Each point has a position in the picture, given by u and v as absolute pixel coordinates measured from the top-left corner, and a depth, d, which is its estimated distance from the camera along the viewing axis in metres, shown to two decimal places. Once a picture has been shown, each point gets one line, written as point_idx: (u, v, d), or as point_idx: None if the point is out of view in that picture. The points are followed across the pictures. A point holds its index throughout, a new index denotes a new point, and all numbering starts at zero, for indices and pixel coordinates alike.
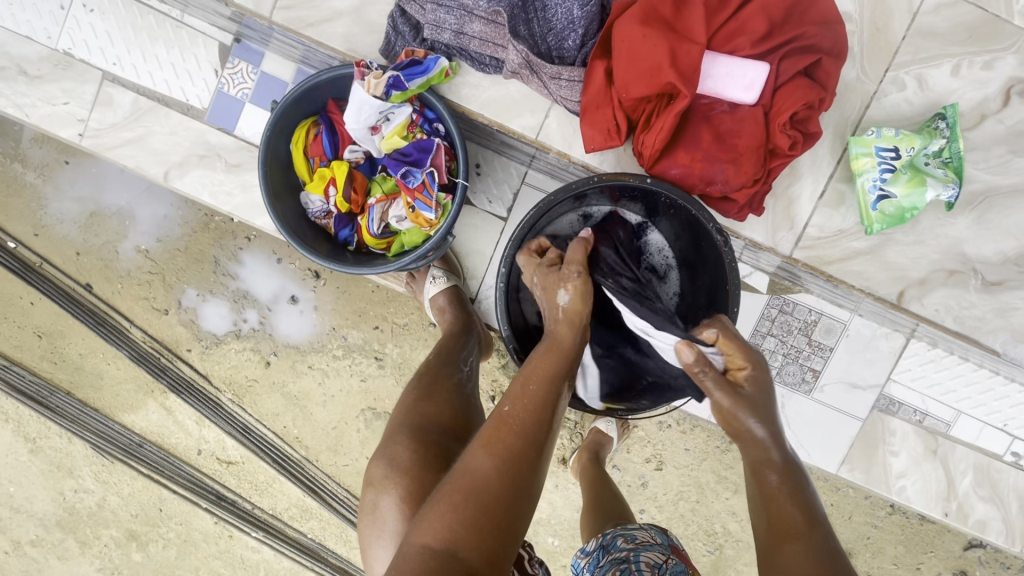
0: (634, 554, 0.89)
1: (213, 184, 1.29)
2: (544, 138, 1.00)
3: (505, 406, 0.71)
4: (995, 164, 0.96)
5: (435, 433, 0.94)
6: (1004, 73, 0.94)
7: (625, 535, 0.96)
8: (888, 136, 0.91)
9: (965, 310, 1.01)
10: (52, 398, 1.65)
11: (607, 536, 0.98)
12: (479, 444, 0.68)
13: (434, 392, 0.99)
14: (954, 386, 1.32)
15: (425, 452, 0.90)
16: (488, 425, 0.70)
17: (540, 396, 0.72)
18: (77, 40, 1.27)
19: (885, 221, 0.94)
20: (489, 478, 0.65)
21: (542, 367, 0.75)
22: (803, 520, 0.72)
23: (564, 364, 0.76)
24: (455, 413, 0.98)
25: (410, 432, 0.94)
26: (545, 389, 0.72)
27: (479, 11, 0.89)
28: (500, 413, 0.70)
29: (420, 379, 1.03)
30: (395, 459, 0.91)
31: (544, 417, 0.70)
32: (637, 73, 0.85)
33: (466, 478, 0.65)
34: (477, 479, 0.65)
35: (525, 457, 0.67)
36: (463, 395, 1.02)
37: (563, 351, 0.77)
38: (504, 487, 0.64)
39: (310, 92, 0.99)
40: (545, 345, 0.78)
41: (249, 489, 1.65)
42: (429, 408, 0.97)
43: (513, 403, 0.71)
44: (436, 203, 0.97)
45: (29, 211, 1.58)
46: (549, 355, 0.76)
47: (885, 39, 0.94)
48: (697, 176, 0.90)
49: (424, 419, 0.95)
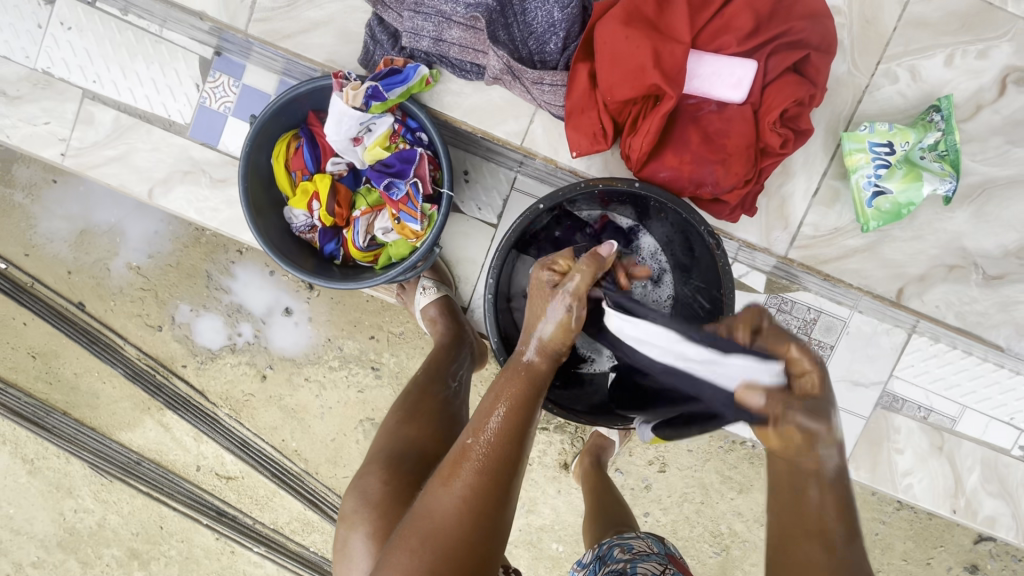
0: (631, 564, 0.87)
1: (199, 199, 1.27)
2: (530, 144, 0.98)
3: (467, 440, 0.68)
4: (993, 155, 0.94)
5: (412, 462, 0.91)
6: (998, 61, 0.92)
7: (622, 546, 0.94)
8: (882, 131, 0.89)
9: (967, 305, 0.99)
10: (49, 419, 1.63)
11: (604, 547, 0.97)
12: (438, 484, 0.67)
13: (417, 415, 0.98)
14: (958, 380, 1.29)
15: (399, 481, 0.88)
16: (451, 460, 0.68)
17: (502, 429, 0.68)
18: (56, 58, 1.25)
19: (881, 218, 0.91)
20: (447, 518, 0.63)
21: (506, 395, 0.71)
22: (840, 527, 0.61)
23: (532, 392, 0.73)
24: (434, 439, 0.96)
25: (386, 462, 0.91)
26: (507, 420, 0.69)
27: (457, 17, 0.88)
28: (462, 448, 0.68)
29: (405, 399, 1.01)
30: (367, 492, 0.88)
31: (505, 452, 0.67)
32: (621, 75, 0.83)
33: (424, 518, 0.64)
34: (436, 519, 0.64)
35: (485, 494, 0.65)
36: (447, 415, 1.00)
37: (531, 380, 0.73)
38: (461, 527, 0.63)
39: (289, 104, 0.97)
40: (512, 370, 0.74)
41: (249, 503, 1.63)
42: (410, 432, 0.96)
43: (474, 437, 0.68)
44: (422, 213, 0.95)
45: (18, 231, 1.56)
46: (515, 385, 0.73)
47: (876, 31, 0.92)
48: (687, 179, 0.88)
49: (405, 446, 0.93)
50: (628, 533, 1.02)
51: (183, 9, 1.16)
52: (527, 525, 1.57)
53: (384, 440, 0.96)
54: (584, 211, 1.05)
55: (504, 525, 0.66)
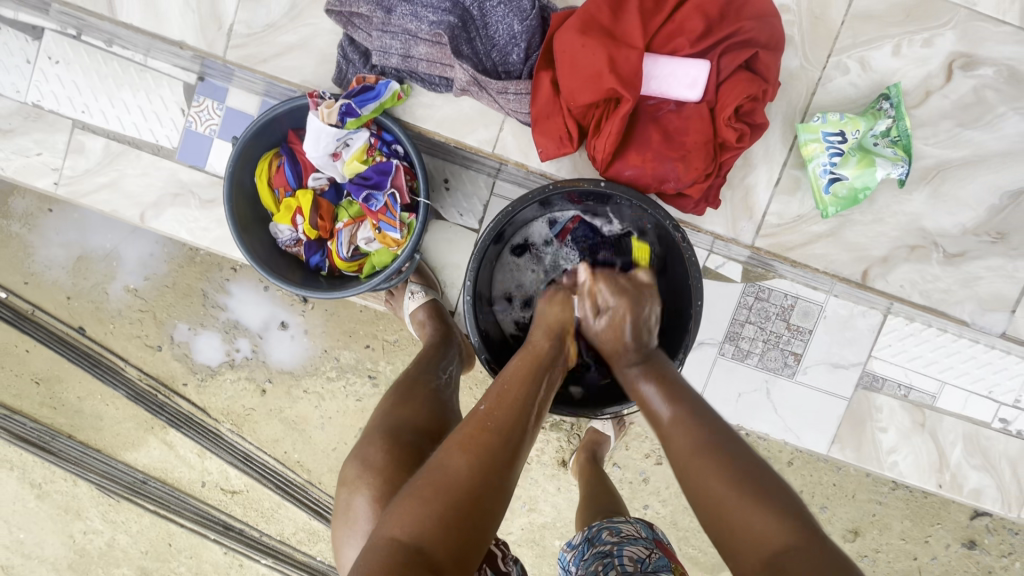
0: (617, 546, 0.90)
1: (190, 220, 1.31)
2: (501, 151, 1.02)
3: (481, 409, 0.76)
4: (945, 138, 0.98)
5: (410, 434, 0.95)
6: (943, 49, 0.96)
7: (610, 529, 0.97)
8: (834, 120, 0.93)
9: (930, 283, 1.02)
10: (55, 443, 1.67)
11: (592, 529, 1.00)
12: (449, 449, 0.71)
13: (411, 398, 1.01)
14: (936, 357, 1.33)
15: (401, 450, 0.92)
16: (463, 427, 0.74)
17: (514, 400, 0.78)
18: (46, 91, 1.30)
19: (839, 204, 0.95)
20: (459, 474, 0.68)
21: (519, 374, 0.82)
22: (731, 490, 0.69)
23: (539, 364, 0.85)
24: (430, 415, 0.99)
25: (385, 433, 0.95)
26: (518, 394, 0.79)
27: (422, 34, 0.92)
28: (476, 415, 0.75)
29: (398, 387, 1.04)
30: (367, 459, 0.92)
31: (516, 421, 0.76)
32: (581, 81, 0.87)
33: (437, 473, 0.68)
34: (448, 475, 0.68)
35: (496, 456, 0.71)
36: (440, 402, 1.03)
37: (538, 356, 0.86)
38: (473, 485, 0.67)
39: (270, 124, 1.01)
40: (525, 354, 0.86)
41: (255, 516, 1.66)
42: (405, 411, 0.99)
43: (489, 405, 0.77)
44: (401, 222, 0.99)
45: (17, 260, 1.61)
46: (523, 361, 0.85)
47: (824, 27, 0.96)
48: (651, 176, 0.92)
49: (399, 421, 0.97)
50: (617, 518, 1.04)
51: (164, 38, 1.21)
52: (529, 523, 1.60)
53: (380, 417, 0.99)
54: (558, 212, 1.09)
55: (508, 490, 0.71)
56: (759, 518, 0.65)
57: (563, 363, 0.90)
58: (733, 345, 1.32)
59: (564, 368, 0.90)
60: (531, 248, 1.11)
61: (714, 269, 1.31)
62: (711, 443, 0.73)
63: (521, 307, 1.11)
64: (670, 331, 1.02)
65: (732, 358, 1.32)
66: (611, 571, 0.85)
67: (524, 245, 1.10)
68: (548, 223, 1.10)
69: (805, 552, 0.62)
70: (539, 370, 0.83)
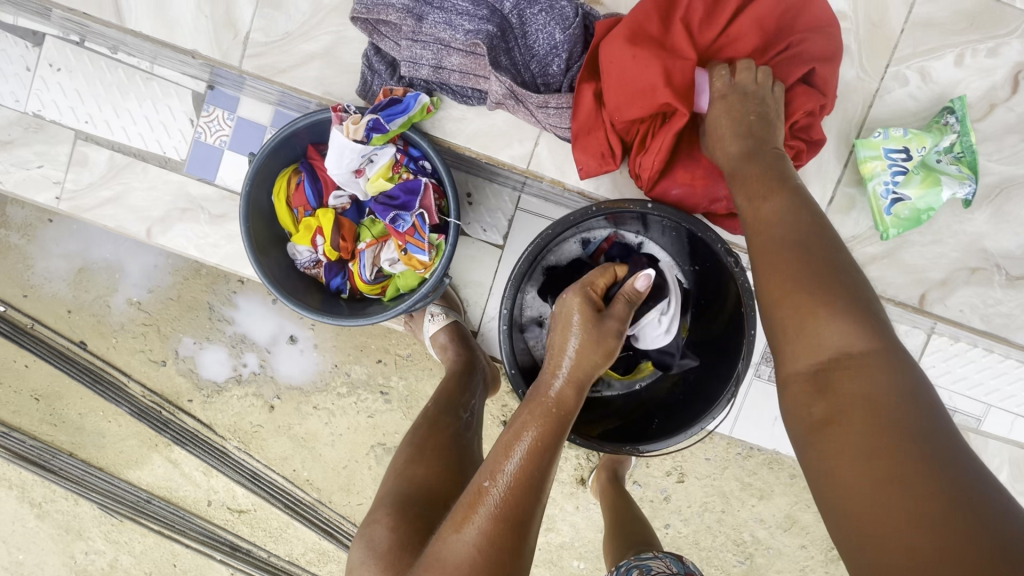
0: None
1: (199, 236, 1.24)
2: (536, 167, 0.95)
3: (485, 484, 0.68)
4: (1009, 154, 0.92)
5: (421, 504, 0.86)
6: (1009, 59, 0.90)
7: (640, 567, 0.95)
8: (897, 137, 0.86)
9: (992, 307, 0.96)
10: (55, 461, 1.60)
11: (622, 569, 0.97)
12: (451, 533, 0.66)
13: (426, 451, 0.94)
14: (982, 379, 1.26)
15: (407, 528, 0.82)
16: (464, 502, 0.68)
17: (521, 477, 0.68)
18: (47, 100, 1.23)
19: (900, 225, 0.89)
20: (458, 565, 0.63)
21: (528, 444, 0.71)
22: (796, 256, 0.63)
23: (554, 426, 0.74)
24: (445, 479, 0.90)
25: (393, 505, 0.86)
26: (526, 466, 0.69)
27: (456, 43, 0.84)
28: (478, 489, 0.68)
29: (416, 433, 0.98)
30: (373, 540, 0.82)
31: (523, 499, 0.67)
32: (629, 95, 0.81)
33: (438, 565, 0.64)
34: (446, 563, 0.64)
35: (499, 542, 0.64)
36: (459, 448, 0.97)
37: (552, 416, 0.75)
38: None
39: (289, 139, 0.94)
40: (536, 409, 0.75)
41: (263, 536, 1.60)
42: (418, 470, 0.91)
43: (493, 482, 0.68)
44: (429, 244, 0.92)
45: (15, 273, 1.54)
46: (535, 420, 0.73)
47: (883, 35, 0.90)
48: (700, 196, 0.88)
49: (413, 489, 0.88)
50: (645, 552, 1.02)
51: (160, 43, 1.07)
52: (547, 544, 1.54)
53: (392, 480, 0.91)
54: (593, 231, 1.03)
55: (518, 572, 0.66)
56: (846, 335, 0.56)
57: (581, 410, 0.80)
58: (769, 366, 1.26)
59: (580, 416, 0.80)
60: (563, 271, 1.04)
61: None
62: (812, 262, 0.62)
63: None
64: (721, 356, 0.95)
65: (768, 380, 1.26)
66: None
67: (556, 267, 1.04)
68: (581, 243, 1.04)
69: (863, 359, 0.54)
70: (555, 437, 0.73)
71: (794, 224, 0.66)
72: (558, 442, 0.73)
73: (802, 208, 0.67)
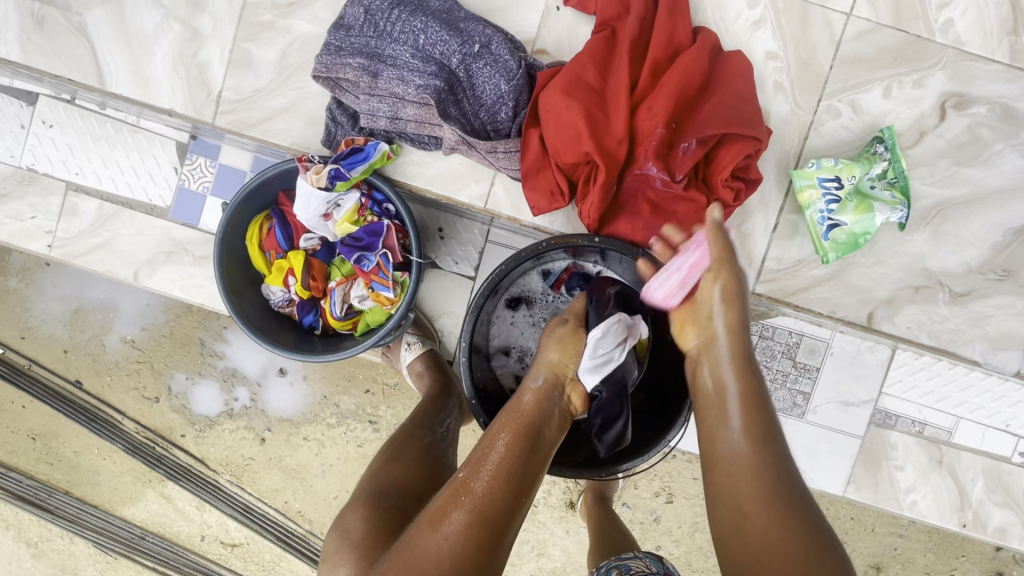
0: None
1: (184, 277, 1.30)
2: (493, 205, 1.00)
3: (461, 475, 0.72)
4: (942, 177, 0.97)
5: (393, 496, 0.87)
6: (935, 89, 0.95)
7: (619, 568, 0.94)
8: (829, 166, 0.91)
9: (938, 324, 0.99)
10: (51, 500, 1.63)
11: (602, 569, 0.96)
12: (423, 529, 0.66)
13: (401, 455, 0.96)
14: (948, 392, 1.29)
15: (380, 517, 0.84)
16: (441, 497, 0.70)
17: (497, 463, 0.72)
18: (40, 154, 1.31)
19: (840, 249, 0.93)
20: (428, 556, 0.63)
21: (507, 437, 0.76)
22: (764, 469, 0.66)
23: (530, 421, 0.78)
24: (419, 477, 0.92)
25: (366, 500, 0.87)
26: (502, 456, 0.73)
27: (410, 96, 0.90)
28: (457, 481, 0.71)
29: (390, 444, 0.99)
30: (347, 531, 0.83)
31: (499, 492, 0.69)
32: (567, 140, 0.86)
33: (406, 552, 0.65)
34: (415, 557, 0.64)
35: (474, 533, 0.66)
36: (433, 457, 0.98)
37: (525, 413, 0.80)
38: (443, 567, 0.62)
39: (260, 187, 0.99)
40: (511, 412, 0.80)
41: (256, 570, 1.62)
42: (393, 471, 0.93)
43: (469, 471, 0.72)
44: (394, 281, 0.98)
45: (14, 316, 1.60)
46: (511, 420, 0.79)
47: (812, 72, 0.95)
48: (642, 240, 0.91)
49: (384, 484, 0.90)
50: (626, 554, 1.01)
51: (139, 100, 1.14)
52: (538, 570, 1.54)
53: (366, 479, 0.92)
54: (552, 262, 1.07)
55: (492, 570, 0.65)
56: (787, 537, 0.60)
57: (563, 414, 0.83)
58: None
59: (563, 421, 0.83)
60: (526, 301, 1.09)
61: None
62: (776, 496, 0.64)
63: (518, 360, 1.09)
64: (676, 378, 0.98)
65: None
66: None
67: (518, 297, 1.08)
68: (542, 274, 1.08)
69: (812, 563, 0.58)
70: (529, 432, 0.77)
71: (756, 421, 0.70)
72: (536, 440, 0.77)
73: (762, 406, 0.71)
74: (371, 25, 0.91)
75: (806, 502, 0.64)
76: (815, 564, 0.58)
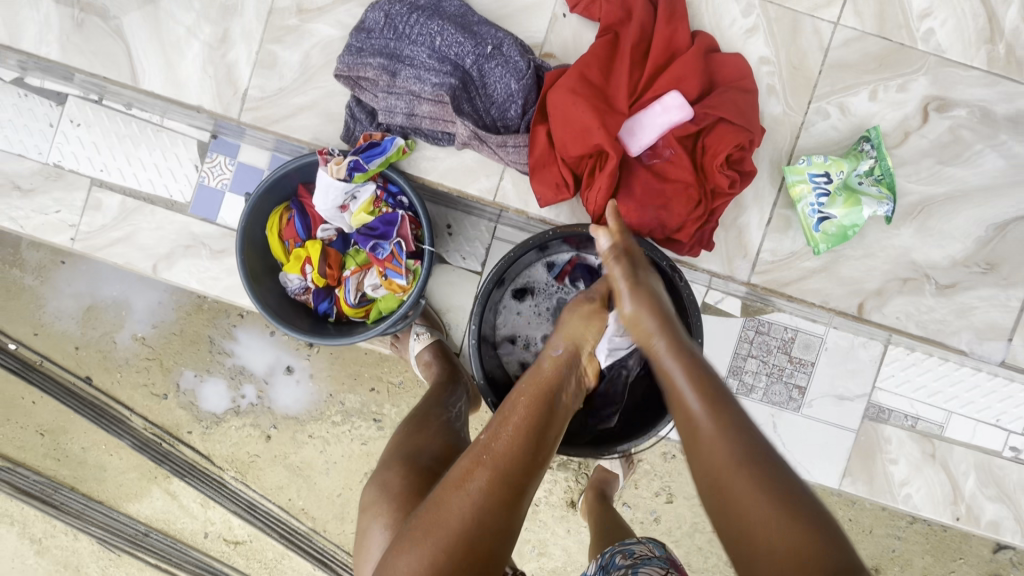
0: (631, 568, 0.90)
1: (200, 270, 1.35)
2: (502, 198, 1.06)
3: (482, 439, 0.75)
4: (927, 175, 1.02)
5: (428, 459, 0.95)
6: (918, 93, 1.01)
7: (623, 552, 0.98)
8: (818, 163, 0.97)
9: (926, 314, 1.04)
10: (57, 495, 1.66)
11: (607, 556, 1.00)
12: (449, 490, 0.71)
13: (426, 425, 1.03)
14: (940, 387, 1.33)
15: (416, 476, 0.91)
16: (464, 460, 0.73)
17: (516, 429, 0.75)
18: (67, 152, 1.36)
19: (830, 241, 0.98)
20: (454, 515, 0.68)
21: (526, 404, 0.78)
22: (735, 451, 0.66)
23: (547, 388, 0.81)
24: (447, 444, 0.99)
25: (402, 459, 0.95)
26: (521, 422, 0.76)
27: (426, 94, 0.96)
28: (478, 445, 0.75)
29: (410, 419, 1.06)
30: (386, 484, 0.91)
31: (518, 454, 0.73)
32: (574, 136, 0.92)
33: (433, 511, 0.69)
34: (442, 516, 0.68)
35: (496, 493, 0.70)
36: (456, 433, 1.03)
37: (544, 380, 0.81)
38: (468, 526, 0.67)
39: (281, 180, 1.05)
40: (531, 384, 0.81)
41: (259, 568, 1.64)
42: (423, 439, 1.00)
43: (490, 436, 0.75)
44: (406, 269, 1.03)
45: (28, 312, 1.64)
46: (530, 387, 0.81)
47: (803, 76, 1.01)
48: (644, 230, 0.96)
49: (417, 448, 0.97)
50: (630, 542, 1.05)
51: (165, 97, 1.20)
52: (539, 568, 1.56)
53: (398, 444, 1.00)
54: (556, 255, 1.13)
55: (512, 525, 0.70)
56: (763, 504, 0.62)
57: (577, 382, 0.85)
58: (737, 380, 1.33)
59: (577, 388, 0.85)
60: (532, 292, 1.14)
61: (714, 305, 1.34)
62: (758, 463, 0.65)
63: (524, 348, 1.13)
64: None
65: (737, 393, 1.33)
66: None
67: (524, 288, 1.14)
68: (547, 266, 1.13)
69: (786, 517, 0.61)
70: (546, 399, 0.79)
71: (711, 396, 0.71)
72: (553, 404, 0.80)
73: (707, 375, 0.74)
74: (391, 27, 0.98)
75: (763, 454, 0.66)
76: (790, 516, 0.61)
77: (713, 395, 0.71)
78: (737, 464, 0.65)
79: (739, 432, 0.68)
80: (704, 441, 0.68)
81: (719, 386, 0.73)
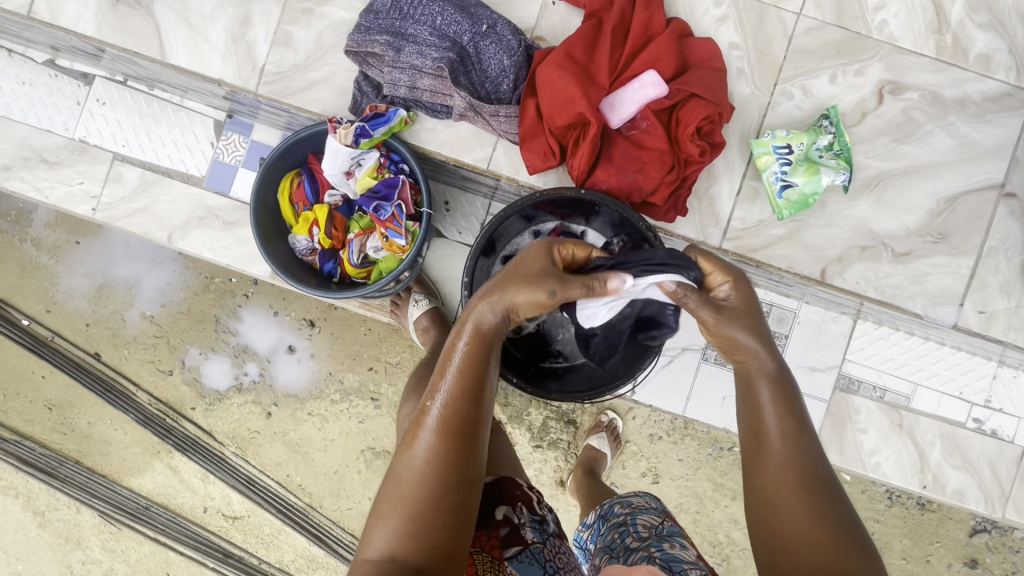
0: (630, 516, 0.96)
1: (213, 241, 1.44)
2: (495, 167, 1.16)
3: (426, 402, 0.67)
4: (882, 152, 1.12)
5: None
6: (873, 77, 1.12)
7: (622, 502, 1.03)
8: (781, 136, 1.07)
9: (883, 280, 1.13)
10: (61, 468, 1.72)
11: (606, 507, 1.07)
12: (404, 455, 0.65)
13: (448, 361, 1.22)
14: (906, 359, 1.41)
15: None
16: (413, 423, 0.67)
17: (459, 384, 0.67)
18: (92, 128, 1.46)
19: (792, 207, 1.08)
20: (411, 479, 0.62)
21: (462, 359, 0.69)
22: (797, 482, 0.65)
23: (486, 342, 0.71)
24: None
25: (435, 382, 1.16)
26: (462, 375, 0.68)
27: (426, 68, 1.06)
28: (423, 410, 0.67)
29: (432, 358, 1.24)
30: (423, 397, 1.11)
31: (464, 407, 0.66)
32: (560, 107, 1.02)
33: (393, 481, 0.63)
34: (401, 484, 0.62)
35: (449, 446, 0.64)
36: None
37: (483, 339, 0.71)
38: (431, 485, 0.61)
39: (292, 147, 1.14)
40: (467, 337, 0.70)
41: (255, 542, 1.70)
42: None
43: (433, 398, 0.67)
44: (406, 230, 1.12)
45: (42, 290, 1.72)
46: (466, 347, 0.70)
47: (769, 60, 1.12)
48: (624, 194, 1.05)
49: None
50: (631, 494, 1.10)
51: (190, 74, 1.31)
52: None
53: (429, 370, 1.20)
54: (541, 223, 1.17)
55: (478, 475, 0.65)
56: (814, 530, 0.62)
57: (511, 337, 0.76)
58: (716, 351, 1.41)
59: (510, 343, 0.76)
60: None
61: None
62: (825, 499, 0.64)
63: None
64: None
65: (715, 363, 1.41)
66: (628, 539, 0.91)
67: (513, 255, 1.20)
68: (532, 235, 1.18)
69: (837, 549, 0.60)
70: (485, 356, 0.70)
71: (786, 418, 0.69)
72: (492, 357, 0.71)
73: (789, 396, 0.71)
74: (396, 9, 1.08)
75: (830, 493, 0.65)
76: (844, 552, 0.60)
77: (794, 423, 0.69)
78: (799, 496, 0.64)
79: (809, 465, 0.66)
80: (772, 463, 0.67)
81: (800, 414, 0.70)
